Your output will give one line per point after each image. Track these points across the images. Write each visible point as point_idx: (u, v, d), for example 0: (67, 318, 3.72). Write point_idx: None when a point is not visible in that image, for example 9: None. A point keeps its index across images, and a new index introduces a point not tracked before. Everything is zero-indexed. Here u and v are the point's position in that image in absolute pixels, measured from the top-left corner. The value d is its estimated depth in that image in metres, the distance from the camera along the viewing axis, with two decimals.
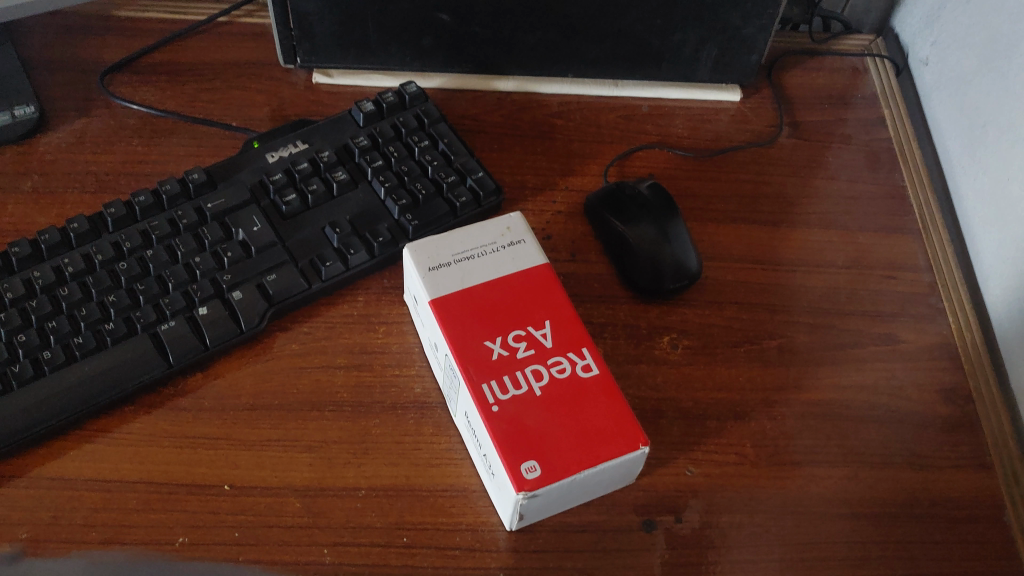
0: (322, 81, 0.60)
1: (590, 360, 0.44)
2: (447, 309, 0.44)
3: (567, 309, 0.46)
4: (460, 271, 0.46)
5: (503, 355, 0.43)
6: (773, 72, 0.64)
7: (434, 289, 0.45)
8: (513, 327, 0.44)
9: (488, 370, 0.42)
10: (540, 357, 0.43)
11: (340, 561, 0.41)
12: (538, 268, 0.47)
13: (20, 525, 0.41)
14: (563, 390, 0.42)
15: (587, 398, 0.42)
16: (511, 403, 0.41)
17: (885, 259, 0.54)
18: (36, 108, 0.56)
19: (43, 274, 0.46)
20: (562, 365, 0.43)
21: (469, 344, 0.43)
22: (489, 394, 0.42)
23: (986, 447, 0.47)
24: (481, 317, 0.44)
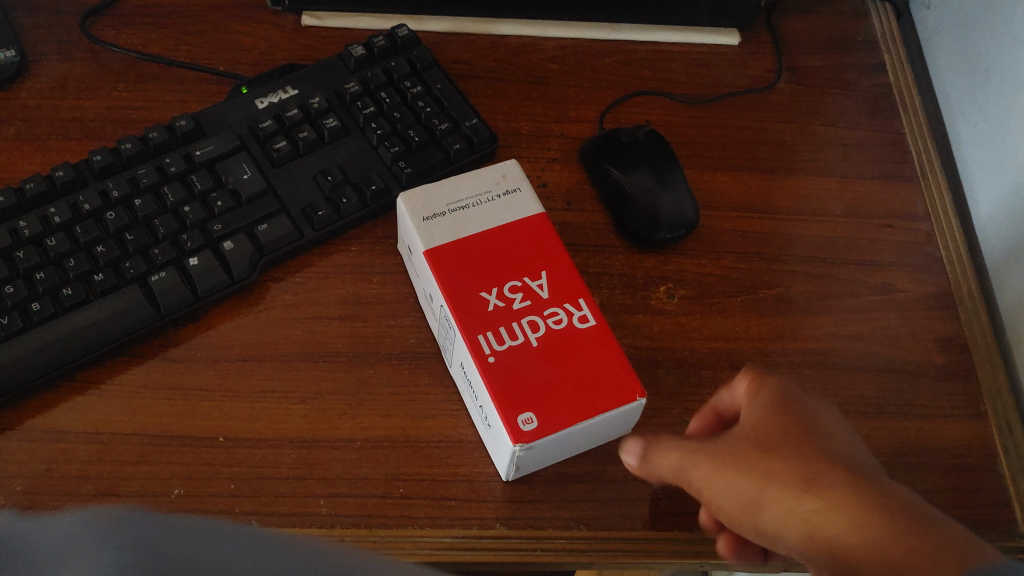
0: (311, 23, 0.59)
1: (586, 312, 0.43)
2: (442, 260, 0.44)
3: (564, 259, 0.45)
4: (455, 220, 0.45)
5: (499, 305, 0.43)
6: (772, 15, 0.63)
7: (429, 239, 0.44)
8: (509, 278, 0.44)
9: (485, 322, 0.42)
10: (536, 308, 0.43)
11: (336, 513, 0.41)
12: (534, 217, 0.46)
13: (14, 479, 0.41)
14: (560, 342, 0.42)
15: (584, 350, 0.42)
16: (508, 355, 0.41)
17: (883, 207, 0.54)
18: (17, 52, 0.54)
19: (29, 223, 0.45)
20: (558, 316, 0.43)
21: (464, 295, 0.43)
22: (486, 346, 0.41)
23: (980, 397, 0.47)
24: (477, 268, 0.44)
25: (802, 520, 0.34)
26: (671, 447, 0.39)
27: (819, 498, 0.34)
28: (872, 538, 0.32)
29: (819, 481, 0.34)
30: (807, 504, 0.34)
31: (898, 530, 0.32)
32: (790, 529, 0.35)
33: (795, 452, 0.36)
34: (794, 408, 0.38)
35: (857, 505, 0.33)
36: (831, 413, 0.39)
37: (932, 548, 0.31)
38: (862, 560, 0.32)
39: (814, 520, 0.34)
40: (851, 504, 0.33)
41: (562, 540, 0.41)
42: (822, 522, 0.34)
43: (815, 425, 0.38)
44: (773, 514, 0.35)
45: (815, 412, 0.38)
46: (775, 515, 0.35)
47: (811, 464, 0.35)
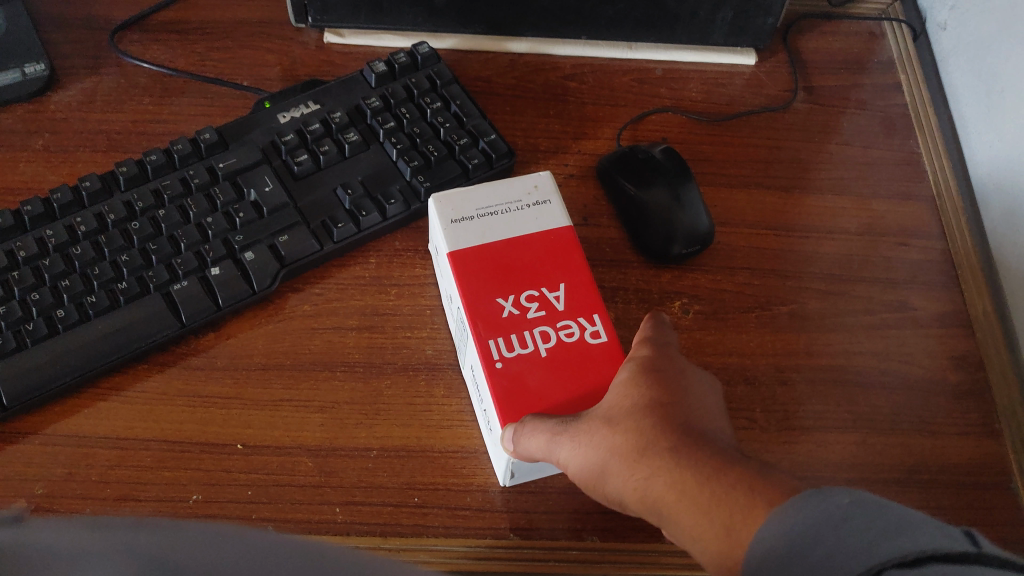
0: (333, 41, 0.60)
1: (599, 328, 0.43)
2: (463, 263, 0.44)
3: (584, 273, 0.45)
4: (481, 226, 0.46)
5: (515, 312, 0.43)
6: (789, 35, 0.63)
7: (454, 241, 0.45)
8: (528, 287, 0.44)
9: (498, 328, 0.43)
10: (553, 318, 0.43)
11: (351, 520, 0.42)
12: (558, 231, 0.46)
13: (36, 482, 0.41)
14: (570, 353, 0.42)
15: (593, 365, 0.42)
16: (515, 363, 0.42)
17: (898, 225, 0.54)
18: (47, 66, 0.55)
19: (55, 232, 0.46)
20: (570, 329, 0.43)
21: (480, 300, 0.43)
22: (495, 351, 0.42)
23: (995, 415, 0.47)
24: (499, 274, 0.44)
25: (639, 489, 0.35)
26: (538, 422, 0.39)
27: (650, 464, 0.35)
28: (697, 503, 0.33)
29: (650, 448, 0.35)
30: (641, 471, 0.35)
31: (712, 491, 0.33)
32: (630, 495, 0.36)
33: (628, 420, 0.37)
34: (635, 374, 0.39)
35: (678, 466, 0.34)
36: (691, 376, 0.40)
37: (741, 504, 0.32)
38: (687, 524, 0.33)
39: (649, 488, 0.35)
40: (674, 467, 0.34)
41: (575, 551, 0.42)
42: (652, 491, 0.35)
43: (653, 385, 0.38)
44: (616, 482, 0.37)
45: (673, 377, 0.39)
46: (617, 484, 0.36)
47: (644, 428, 0.36)
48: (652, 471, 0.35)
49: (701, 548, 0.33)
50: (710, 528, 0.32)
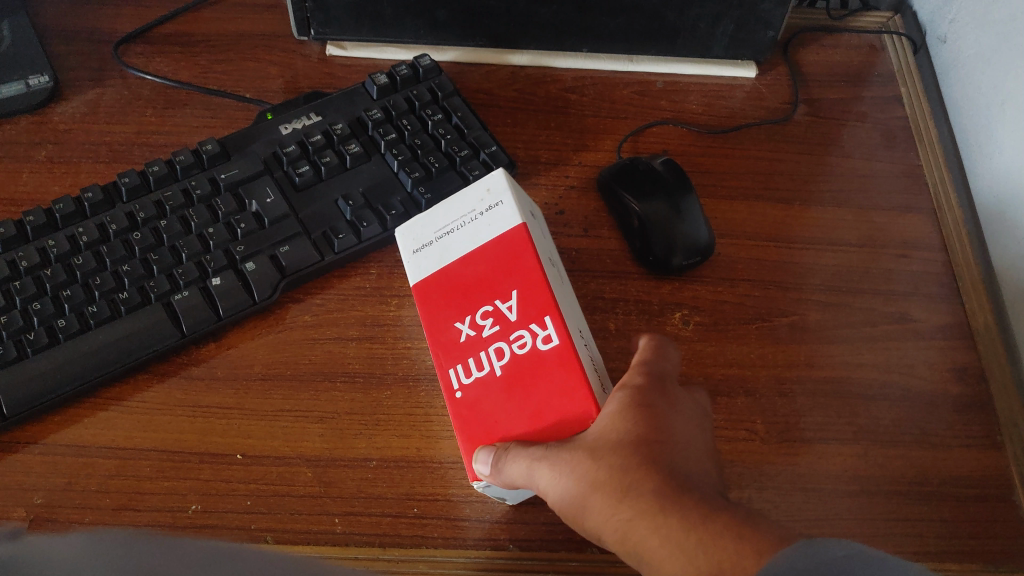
0: (335, 53, 0.60)
1: (550, 331, 0.41)
2: (428, 291, 0.45)
3: (536, 271, 0.42)
4: (439, 249, 0.45)
5: (474, 334, 0.43)
6: (789, 48, 0.63)
7: (416, 274, 0.46)
8: (483, 301, 0.43)
9: (456, 355, 0.43)
10: (505, 332, 0.42)
11: (351, 531, 0.41)
12: (509, 232, 0.43)
13: (35, 491, 0.41)
14: (520, 367, 0.41)
15: (543, 377, 0.40)
16: (473, 389, 0.42)
17: (899, 237, 0.54)
18: (51, 78, 0.56)
19: (57, 243, 0.46)
20: (523, 340, 0.41)
21: (442, 328, 0.44)
22: (456, 379, 0.43)
23: (997, 426, 0.47)
24: (454, 295, 0.44)
25: (619, 534, 0.35)
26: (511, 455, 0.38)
27: (632, 504, 0.35)
28: (679, 548, 0.32)
29: (633, 487, 0.35)
30: (621, 517, 0.35)
31: (698, 538, 0.32)
32: (608, 535, 0.36)
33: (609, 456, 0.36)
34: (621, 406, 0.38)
35: (662, 511, 0.34)
36: (683, 415, 0.39)
37: (727, 551, 0.31)
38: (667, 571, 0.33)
39: (627, 535, 0.35)
40: (657, 511, 0.34)
41: (575, 563, 0.41)
42: (632, 533, 0.34)
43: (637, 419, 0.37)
44: (594, 521, 0.36)
45: (667, 414, 0.38)
46: (595, 520, 0.36)
47: (624, 470, 0.36)
48: (631, 520, 0.34)
49: None
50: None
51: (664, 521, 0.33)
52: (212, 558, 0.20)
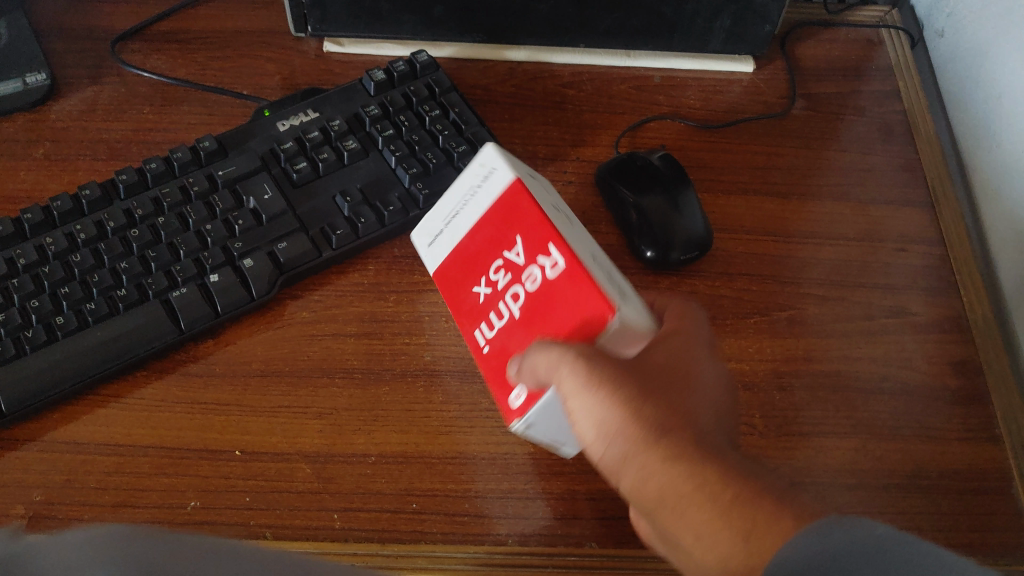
0: (333, 50, 0.60)
1: (554, 258, 0.38)
2: (449, 274, 0.45)
3: (533, 210, 0.40)
4: (450, 232, 0.45)
5: (494, 290, 0.42)
6: (786, 43, 0.63)
7: (434, 261, 0.46)
8: (494, 256, 0.42)
9: (477, 317, 0.43)
10: (519, 279, 0.40)
11: (350, 527, 0.42)
12: (507, 188, 0.41)
13: (34, 488, 0.41)
14: (536, 302, 0.39)
15: (556, 304, 0.38)
16: (501, 338, 0.41)
17: (897, 231, 0.54)
18: (48, 75, 0.56)
19: (55, 240, 0.46)
20: (533, 277, 0.39)
21: (464, 294, 0.44)
22: (483, 338, 0.42)
23: (995, 419, 0.47)
24: (469, 267, 0.43)
25: (646, 482, 0.35)
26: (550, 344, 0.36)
27: (663, 449, 0.34)
28: (713, 500, 0.32)
29: (665, 433, 0.35)
30: (653, 472, 0.34)
31: (734, 495, 0.32)
32: (629, 475, 0.35)
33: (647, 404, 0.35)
34: (658, 360, 0.37)
35: (694, 461, 0.34)
36: (710, 367, 0.39)
37: (764, 512, 0.31)
38: (696, 520, 0.32)
39: (656, 488, 0.34)
40: (689, 460, 0.34)
41: (574, 557, 0.41)
42: (656, 477, 0.34)
43: (673, 377, 0.37)
44: (620, 461, 0.35)
45: (697, 364, 0.38)
46: (618, 456, 0.35)
47: (664, 424, 0.35)
48: (663, 476, 0.34)
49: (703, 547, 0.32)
50: (723, 530, 0.32)
51: (698, 491, 0.33)
52: (206, 554, 0.19)
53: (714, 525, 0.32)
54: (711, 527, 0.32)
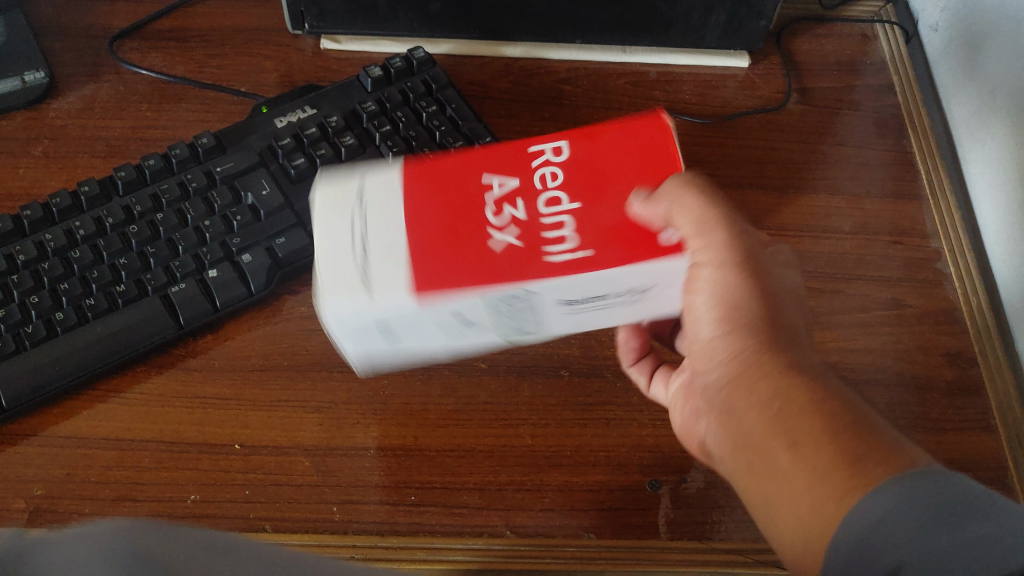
0: (330, 47, 0.60)
1: (547, 146, 0.35)
2: (430, 270, 0.32)
3: (476, 150, 0.35)
4: (379, 210, 0.33)
5: (520, 187, 0.34)
6: (782, 38, 0.64)
7: (380, 268, 0.32)
8: (485, 204, 0.33)
9: (532, 246, 0.32)
10: (566, 179, 0.34)
11: (349, 519, 0.42)
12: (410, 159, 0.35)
13: (35, 482, 0.42)
14: (589, 166, 0.34)
15: (613, 156, 0.34)
16: (582, 250, 0.32)
17: (892, 224, 0.54)
18: (47, 73, 0.56)
19: (55, 237, 0.46)
20: (551, 173, 0.34)
21: (482, 256, 0.32)
22: (563, 254, 0.32)
23: (990, 410, 0.47)
24: (465, 228, 0.33)
25: (752, 374, 0.36)
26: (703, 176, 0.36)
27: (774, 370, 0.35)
28: (820, 420, 0.33)
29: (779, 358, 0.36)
30: (763, 388, 0.35)
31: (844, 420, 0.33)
32: (736, 390, 0.36)
33: (768, 312, 0.37)
34: (788, 289, 0.39)
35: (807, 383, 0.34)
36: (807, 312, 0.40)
37: (866, 442, 0.32)
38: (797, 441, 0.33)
39: (764, 385, 0.35)
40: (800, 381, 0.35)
41: (572, 548, 0.41)
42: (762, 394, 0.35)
43: (796, 313, 0.38)
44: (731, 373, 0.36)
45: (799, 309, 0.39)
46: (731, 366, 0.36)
47: (781, 337, 0.36)
48: (772, 376, 0.35)
49: (798, 468, 0.33)
50: (827, 448, 0.32)
51: (814, 405, 0.33)
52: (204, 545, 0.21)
53: (820, 441, 0.32)
54: (818, 440, 0.32)
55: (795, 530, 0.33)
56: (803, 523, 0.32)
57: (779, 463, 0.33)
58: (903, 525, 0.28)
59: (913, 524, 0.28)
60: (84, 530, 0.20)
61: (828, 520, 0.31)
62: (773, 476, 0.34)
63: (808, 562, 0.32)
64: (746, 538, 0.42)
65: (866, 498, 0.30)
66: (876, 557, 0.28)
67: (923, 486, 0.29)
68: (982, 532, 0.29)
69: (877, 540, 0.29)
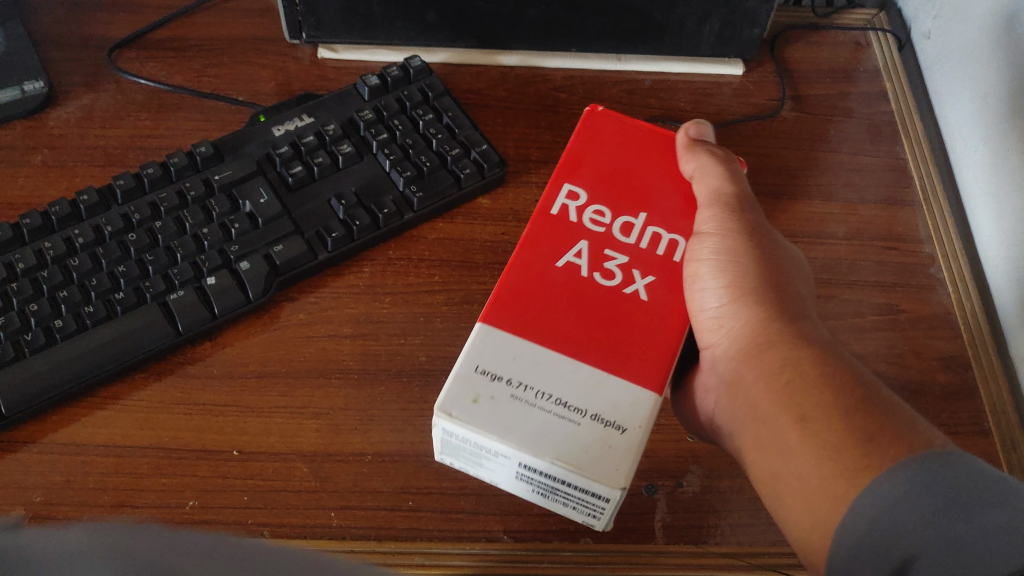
0: (327, 56, 0.61)
1: (579, 203, 0.45)
2: (537, 354, 0.39)
3: (525, 243, 0.43)
4: (513, 407, 0.38)
5: (594, 238, 0.44)
6: (775, 46, 0.64)
7: (502, 423, 0.37)
8: (569, 271, 0.42)
9: (619, 291, 0.42)
10: (614, 212, 0.45)
11: (347, 525, 0.42)
12: (496, 323, 0.40)
13: (35, 489, 0.42)
14: (624, 187, 0.46)
15: (633, 170, 0.47)
16: (651, 290, 0.42)
17: (886, 230, 0.55)
18: (46, 83, 0.56)
19: (53, 245, 0.46)
20: (599, 221, 0.44)
21: (580, 310, 0.41)
22: (637, 276, 0.43)
23: (984, 414, 0.47)
24: (577, 287, 0.42)
25: (759, 346, 0.40)
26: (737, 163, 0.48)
27: (771, 385, 0.38)
28: (814, 431, 0.36)
29: (775, 369, 0.39)
30: (764, 401, 0.38)
31: (834, 426, 0.36)
32: (744, 407, 0.40)
33: (773, 288, 0.42)
34: (795, 272, 0.44)
35: (802, 389, 0.37)
36: (800, 294, 0.43)
37: (855, 448, 0.35)
38: (801, 455, 0.36)
39: (770, 355, 0.39)
40: (797, 390, 0.38)
41: (569, 552, 0.42)
42: (763, 408, 0.38)
43: (802, 287, 0.44)
44: (739, 392, 0.40)
45: (787, 297, 0.42)
46: (733, 381, 0.41)
47: (788, 312, 0.41)
48: (778, 348, 0.39)
49: (801, 473, 0.36)
50: (828, 458, 0.35)
51: (823, 382, 0.37)
52: (214, 546, 0.19)
53: (829, 419, 0.36)
54: (826, 418, 0.36)
55: (800, 503, 0.36)
56: (812, 497, 0.35)
57: (783, 431, 0.37)
58: (911, 521, 0.31)
59: (918, 518, 0.31)
60: (90, 530, 0.18)
61: (836, 496, 0.34)
62: (782, 451, 0.37)
63: (812, 536, 0.35)
64: (742, 541, 0.43)
65: (872, 487, 0.33)
66: (887, 550, 0.31)
67: (927, 480, 0.32)
68: (995, 519, 0.30)
69: (885, 533, 0.31)
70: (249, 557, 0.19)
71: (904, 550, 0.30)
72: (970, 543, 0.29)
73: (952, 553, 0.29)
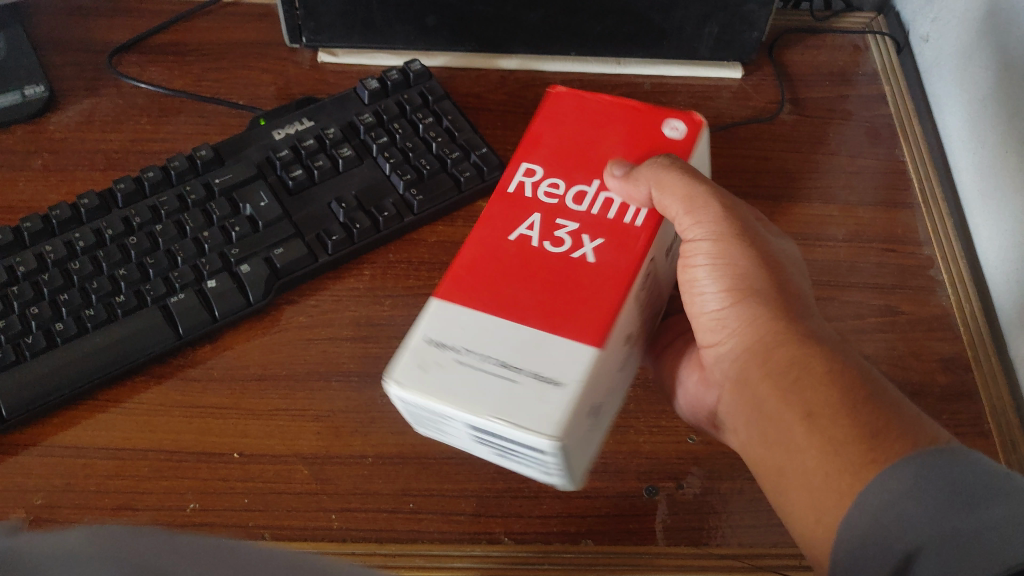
0: (327, 60, 0.61)
1: (535, 175, 0.43)
2: (484, 325, 0.38)
3: (481, 222, 0.42)
4: (455, 373, 0.37)
5: (548, 209, 0.41)
6: (774, 49, 0.64)
7: (448, 389, 0.36)
8: (522, 245, 0.40)
9: (569, 262, 0.39)
10: (569, 182, 0.42)
11: (348, 527, 0.42)
12: (446, 295, 0.39)
13: (35, 492, 0.42)
14: (579, 157, 0.43)
15: (597, 139, 0.44)
16: (599, 252, 0.40)
17: (885, 232, 0.55)
18: (46, 88, 0.56)
19: (54, 248, 0.46)
20: (554, 192, 0.42)
21: (528, 282, 0.39)
22: (589, 246, 0.40)
23: (984, 415, 0.48)
24: (526, 256, 0.40)
25: (767, 347, 0.40)
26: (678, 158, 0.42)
27: (779, 386, 0.39)
28: (820, 430, 0.36)
29: (781, 369, 0.39)
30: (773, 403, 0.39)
31: (836, 423, 0.36)
32: (755, 409, 0.40)
33: (775, 280, 0.42)
34: (789, 259, 0.44)
35: (806, 389, 0.38)
36: (801, 288, 0.43)
37: (857, 445, 0.35)
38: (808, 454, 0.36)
39: (779, 356, 0.39)
40: (801, 389, 0.38)
41: (570, 554, 0.42)
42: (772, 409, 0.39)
43: (802, 279, 0.44)
44: (750, 394, 0.40)
45: (790, 291, 0.42)
46: (744, 383, 0.41)
47: (792, 305, 0.41)
48: (786, 347, 0.39)
49: (806, 469, 0.36)
50: (833, 455, 0.35)
51: (827, 379, 0.37)
52: (212, 547, 0.19)
53: (833, 414, 0.36)
54: (831, 412, 0.36)
55: (806, 499, 0.36)
56: (819, 494, 0.35)
57: (791, 430, 0.37)
58: (916, 515, 0.32)
59: (923, 512, 0.32)
60: (88, 534, 0.18)
61: (842, 492, 0.34)
62: (789, 449, 0.37)
63: (819, 531, 0.35)
64: (743, 542, 0.43)
65: (875, 483, 0.34)
66: (890, 542, 0.32)
67: (933, 475, 0.33)
68: (997, 514, 0.31)
69: (888, 526, 0.32)
70: (245, 558, 0.19)
71: (909, 543, 0.32)
72: (975, 539, 0.31)
73: (957, 549, 0.31)
